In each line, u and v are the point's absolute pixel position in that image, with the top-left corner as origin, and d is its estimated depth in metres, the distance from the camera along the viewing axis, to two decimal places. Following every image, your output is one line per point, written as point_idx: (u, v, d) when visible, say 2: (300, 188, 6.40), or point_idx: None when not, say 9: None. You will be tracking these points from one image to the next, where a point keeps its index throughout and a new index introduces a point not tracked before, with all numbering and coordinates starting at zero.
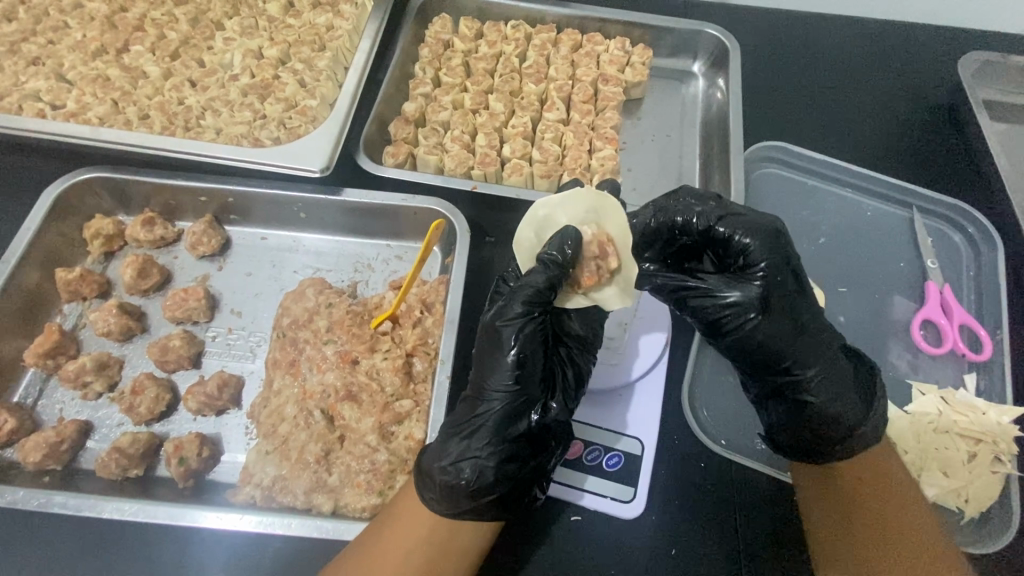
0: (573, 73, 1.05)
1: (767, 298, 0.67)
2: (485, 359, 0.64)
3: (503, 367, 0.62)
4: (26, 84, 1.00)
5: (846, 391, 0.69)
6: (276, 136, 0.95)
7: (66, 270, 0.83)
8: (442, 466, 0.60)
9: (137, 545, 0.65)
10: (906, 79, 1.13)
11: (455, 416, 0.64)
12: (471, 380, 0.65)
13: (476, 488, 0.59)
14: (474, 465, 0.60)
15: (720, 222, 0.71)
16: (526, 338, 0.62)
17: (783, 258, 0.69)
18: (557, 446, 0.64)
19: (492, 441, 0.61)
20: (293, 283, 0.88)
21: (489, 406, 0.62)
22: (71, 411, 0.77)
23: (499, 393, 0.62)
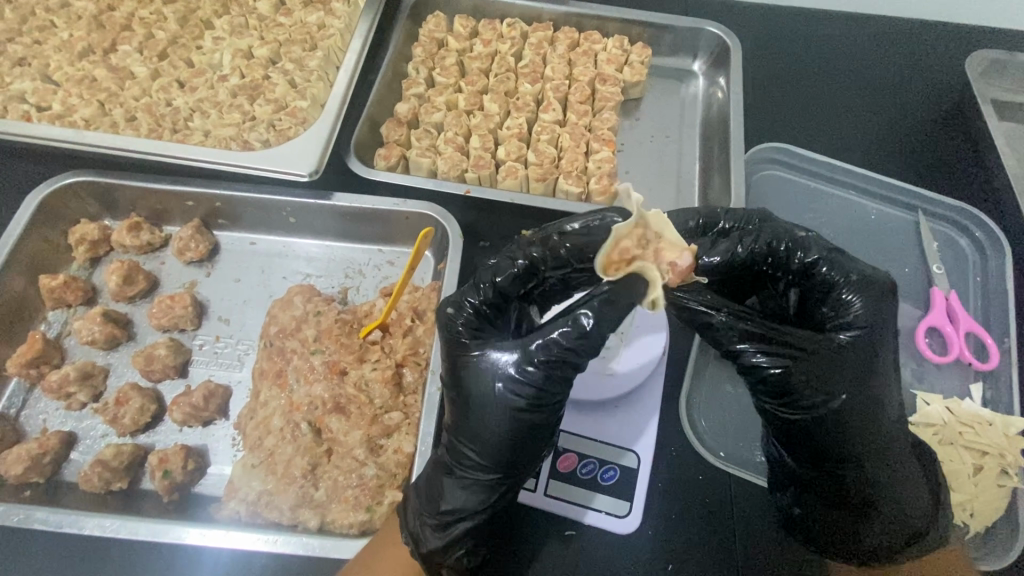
0: (569, 72, 1.02)
1: (850, 356, 0.63)
2: (480, 429, 0.60)
3: (499, 434, 0.59)
4: (11, 85, 0.98)
5: (920, 500, 0.66)
6: (265, 138, 0.93)
7: (50, 277, 0.81)
8: (432, 533, 0.60)
9: (118, 562, 0.63)
10: (914, 79, 1.10)
11: (439, 481, 0.62)
12: (455, 453, 0.62)
13: (445, 558, 0.61)
14: (446, 540, 0.60)
15: (825, 261, 0.66)
16: (521, 426, 0.59)
17: (875, 314, 0.64)
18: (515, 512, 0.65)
19: (485, 512, 0.61)
20: (282, 289, 0.86)
21: (486, 478, 0.61)
22: (55, 422, 0.76)
23: (493, 470, 0.60)
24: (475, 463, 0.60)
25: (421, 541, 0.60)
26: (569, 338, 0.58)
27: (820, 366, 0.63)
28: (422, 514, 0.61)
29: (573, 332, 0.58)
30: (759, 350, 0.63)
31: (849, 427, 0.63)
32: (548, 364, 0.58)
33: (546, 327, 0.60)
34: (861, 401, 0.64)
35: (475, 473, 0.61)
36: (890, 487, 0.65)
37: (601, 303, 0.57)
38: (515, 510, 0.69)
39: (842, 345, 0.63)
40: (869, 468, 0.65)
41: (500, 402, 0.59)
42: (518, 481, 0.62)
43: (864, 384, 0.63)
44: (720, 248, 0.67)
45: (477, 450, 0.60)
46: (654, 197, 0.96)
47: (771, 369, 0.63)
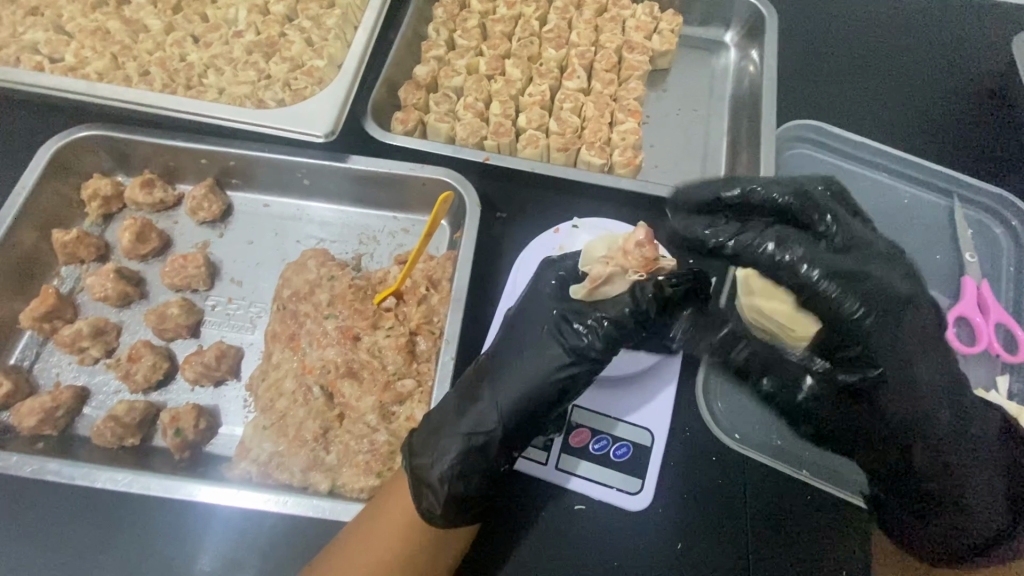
0: (596, 39, 0.98)
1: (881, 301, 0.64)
2: (507, 383, 0.62)
3: (535, 377, 0.61)
4: (24, 36, 0.96)
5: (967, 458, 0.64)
6: (281, 97, 0.90)
7: (63, 232, 0.81)
8: (431, 447, 0.60)
9: (131, 516, 0.64)
10: (957, 58, 1.04)
11: (453, 400, 0.63)
12: (483, 375, 0.63)
13: (436, 480, 0.59)
14: (444, 459, 0.59)
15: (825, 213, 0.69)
16: (556, 382, 0.61)
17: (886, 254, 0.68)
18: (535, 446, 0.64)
19: (492, 439, 0.60)
20: (295, 253, 0.85)
21: (502, 405, 0.60)
22: (68, 376, 0.76)
23: (515, 426, 0.61)
24: (500, 384, 0.62)
25: (419, 455, 0.60)
26: (567, 341, 0.62)
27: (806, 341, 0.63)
28: (431, 429, 0.61)
29: (568, 349, 0.62)
30: (854, 298, 0.63)
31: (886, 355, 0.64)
32: (564, 352, 0.62)
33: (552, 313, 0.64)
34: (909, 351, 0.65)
35: (493, 395, 0.61)
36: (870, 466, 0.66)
37: (593, 330, 0.61)
38: (524, 483, 0.69)
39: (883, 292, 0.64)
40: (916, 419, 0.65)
41: (536, 364, 0.62)
42: (538, 419, 0.62)
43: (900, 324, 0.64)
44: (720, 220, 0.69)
45: (499, 409, 0.60)
46: (678, 171, 0.92)
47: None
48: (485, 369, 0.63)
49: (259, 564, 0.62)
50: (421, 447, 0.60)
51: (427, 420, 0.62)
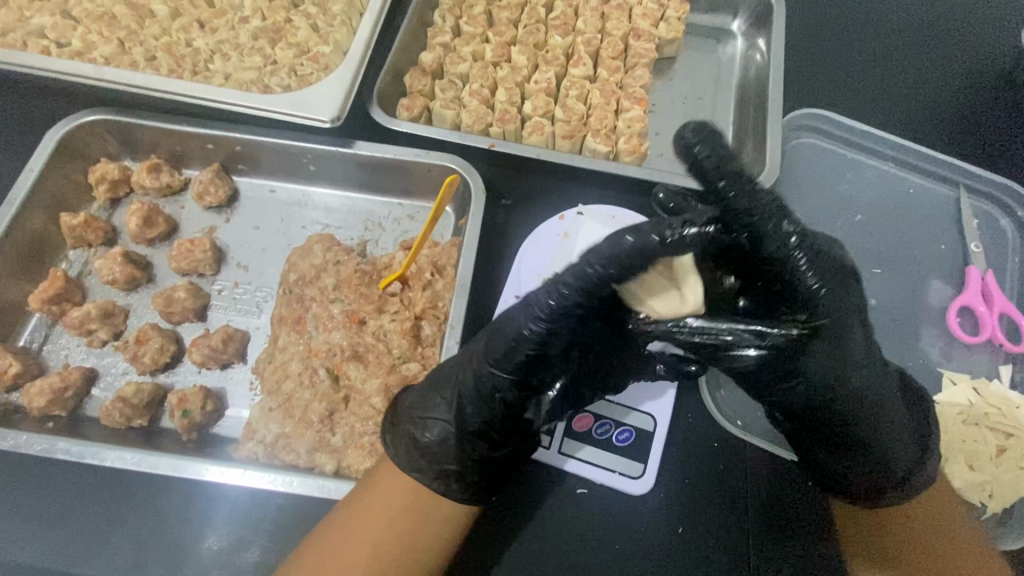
0: (602, 26, 0.98)
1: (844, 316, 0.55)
2: (464, 381, 0.60)
3: (477, 387, 0.59)
4: (31, 20, 0.96)
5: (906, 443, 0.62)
6: (287, 83, 0.90)
7: (71, 215, 0.81)
8: (409, 420, 0.61)
9: (141, 494, 0.65)
10: (966, 48, 1.03)
11: (437, 382, 0.62)
12: (462, 358, 0.62)
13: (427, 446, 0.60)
14: (430, 425, 0.60)
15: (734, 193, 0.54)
16: (492, 398, 0.58)
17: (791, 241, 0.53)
18: (507, 449, 0.60)
19: (461, 425, 0.60)
20: (301, 239, 0.85)
21: (472, 396, 0.59)
22: (77, 357, 0.76)
23: (516, 374, 0.57)
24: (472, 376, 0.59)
25: (399, 424, 0.62)
26: (512, 360, 0.56)
27: (830, 298, 0.54)
28: (415, 399, 0.62)
29: (505, 365, 0.57)
30: (822, 305, 0.54)
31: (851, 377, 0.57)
32: (505, 369, 0.57)
33: (519, 317, 0.56)
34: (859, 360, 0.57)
35: (466, 380, 0.60)
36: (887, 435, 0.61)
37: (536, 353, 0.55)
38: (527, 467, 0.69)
39: (832, 287, 0.54)
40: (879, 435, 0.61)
41: (481, 374, 0.58)
42: (502, 417, 0.59)
43: (858, 341, 0.56)
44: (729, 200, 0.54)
45: (496, 357, 0.57)
46: None
47: (816, 289, 0.53)
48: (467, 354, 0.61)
49: (265, 542, 0.63)
50: (414, 417, 0.61)
51: (420, 385, 0.63)
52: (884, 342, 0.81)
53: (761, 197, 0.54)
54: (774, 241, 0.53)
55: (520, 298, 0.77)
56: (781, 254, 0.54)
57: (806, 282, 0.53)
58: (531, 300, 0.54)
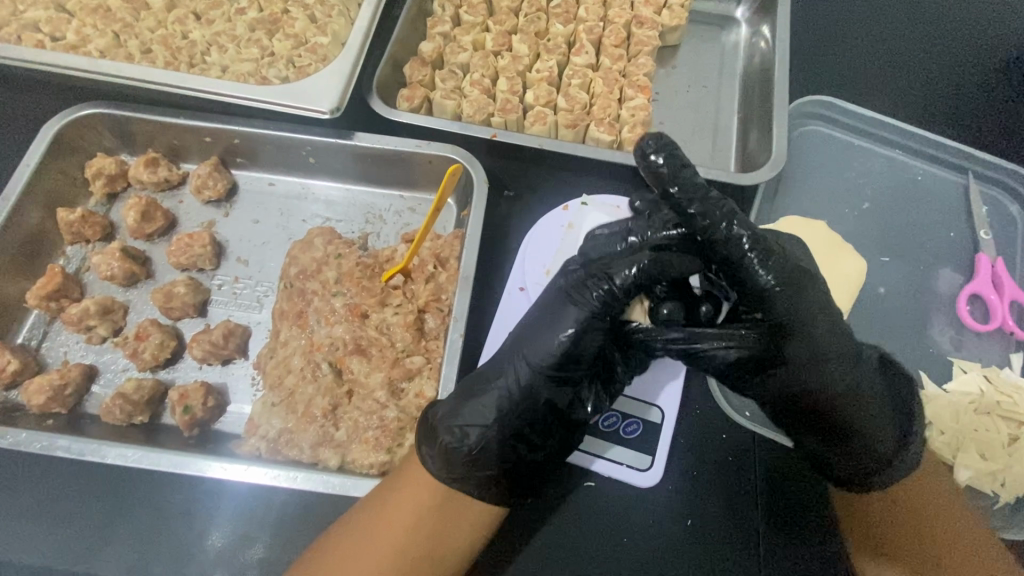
0: (604, 14, 0.96)
1: (807, 308, 0.56)
2: (495, 388, 0.59)
3: (519, 387, 0.58)
4: (24, 13, 0.94)
5: (888, 424, 0.62)
6: (284, 75, 0.89)
7: (68, 211, 0.80)
8: (444, 434, 0.58)
9: (144, 492, 0.64)
10: (973, 33, 1.02)
11: (464, 394, 0.60)
12: (493, 362, 0.61)
13: (473, 456, 0.57)
14: (478, 434, 0.57)
15: (691, 202, 0.55)
16: (540, 400, 0.58)
17: (765, 251, 0.55)
18: (551, 449, 0.60)
19: (499, 432, 0.58)
20: (301, 232, 0.84)
21: (511, 401, 0.58)
22: (76, 354, 0.76)
23: (559, 373, 0.58)
24: (509, 379, 0.59)
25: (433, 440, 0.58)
26: (559, 356, 0.57)
27: (799, 287, 0.56)
28: (444, 412, 0.59)
29: (548, 364, 0.58)
30: (788, 297, 0.55)
31: (825, 367, 0.58)
32: (556, 366, 0.58)
33: (559, 318, 0.58)
34: (828, 349, 0.58)
35: (501, 385, 0.59)
36: (862, 425, 0.61)
37: (580, 343, 0.57)
38: None
39: (790, 276, 0.56)
40: (863, 425, 0.61)
41: (520, 375, 0.59)
42: (551, 418, 0.59)
43: (825, 329, 0.58)
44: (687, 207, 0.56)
45: (546, 358, 0.58)
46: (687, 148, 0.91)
47: (773, 287, 0.55)
48: (498, 360, 0.61)
49: (270, 539, 0.62)
50: (447, 424, 0.58)
51: (450, 396, 0.61)
52: (893, 332, 0.80)
53: (716, 201, 0.56)
54: (730, 247, 0.54)
55: (524, 290, 0.76)
56: (744, 258, 0.55)
57: (761, 281, 0.55)
58: (575, 290, 0.58)
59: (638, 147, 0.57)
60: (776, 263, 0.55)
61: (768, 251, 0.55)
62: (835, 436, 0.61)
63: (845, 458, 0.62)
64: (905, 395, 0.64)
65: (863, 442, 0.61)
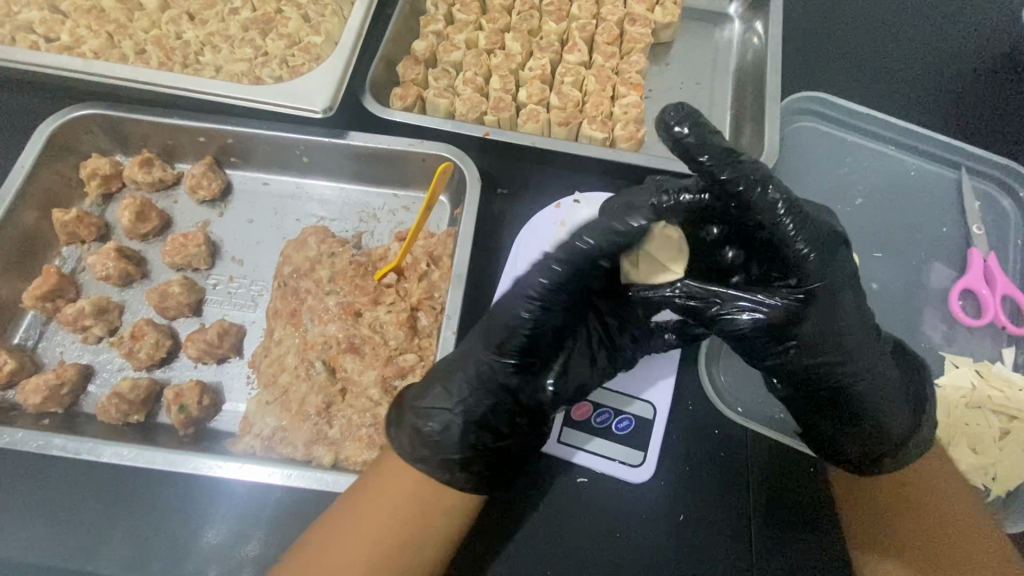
0: (597, 11, 0.96)
1: (835, 282, 0.55)
2: (456, 381, 0.60)
3: (468, 381, 0.59)
4: (18, 15, 0.94)
5: (903, 403, 0.62)
6: (278, 75, 0.89)
7: (63, 211, 0.80)
8: (410, 418, 0.59)
9: (139, 490, 0.65)
10: (967, 28, 1.02)
11: (437, 378, 0.60)
12: (464, 342, 0.61)
13: (439, 441, 0.58)
14: (443, 418, 0.59)
15: (725, 167, 0.53)
16: (493, 393, 0.59)
17: (802, 218, 0.53)
18: (515, 438, 0.60)
19: (461, 423, 0.59)
20: (295, 231, 0.85)
21: (470, 392, 0.59)
22: (72, 354, 0.76)
23: (518, 360, 0.59)
24: (475, 370, 0.59)
25: (415, 428, 0.59)
26: (507, 345, 0.58)
27: (832, 259, 0.55)
28: (415, 395, 0.61)
29: (502, 350, 0.58)
30: (818, 271, 0.54)
31: (846, 342, 0.57)
32: (506, 355, 0.58)
33: (505, 305, 0.57)
34: (850, 327, 0.57)
35: (471, 372, 0.59)
36: (880, 402, 0.60)
37: (529, 333, 0.57)
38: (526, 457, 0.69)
39: (824, 245, 0.54)
40: (879, 402, 0.60)
41: (478, 365, 0.59)
42: (507, 409, 0.60)
43: (849, 302, 0.57)
44: (721, 172, 0.53)
45: (499, 345, 0.58)
46: None
47: (808, 256, 0.53)
48: (465, 345, 0.61)
49: (265, 535, 0.63)
50: (417, 407, 0.60)
51: (424, 377, 0.62)
52: (884, 327, 0.80)
53: (754, 168, 0.53)
54: (763, 209, 0.53)
55: None
56: (780, 221, 0.53)
57: (797, 249, 0.53)
58: (520, 283, 0.56)
59: (660, 118, 0.53)
60: (811, 232, 0.53)
61: (805, 219, 0.53)
62: (858, 408, 0.60)
63: (860, 434, 0.62)
64: (914, 375, 0.65)
65: (876, 420, 0.61)
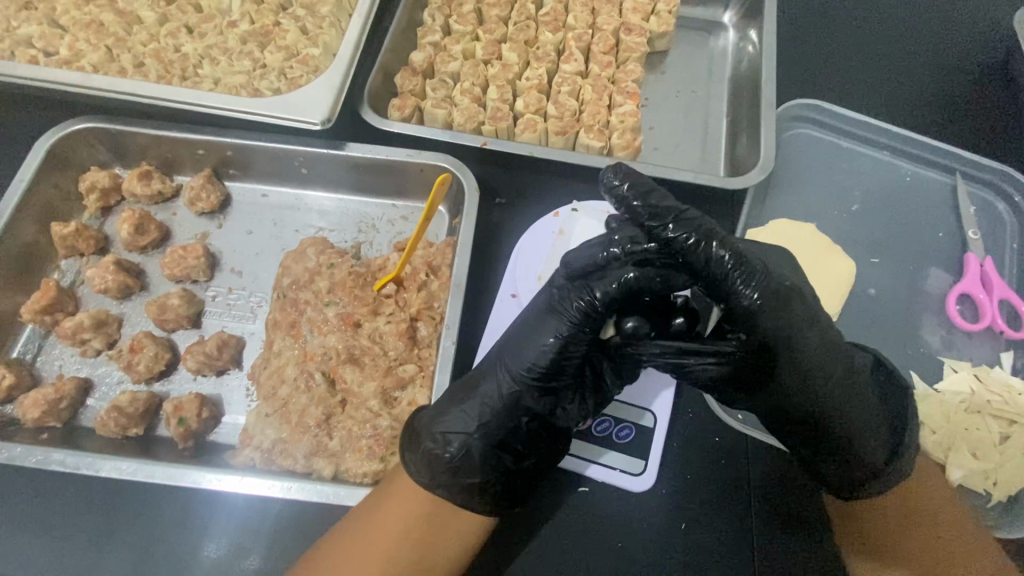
0: (593, 22, 0.97)
1: (794, 322, 0.55)
2: (466, 412, 0.60)
3: (487, 410, 0.60)
4: (17, 30, 0.95)
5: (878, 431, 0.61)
6: (276, 87, 0.90)
7: (62, 225, 0.80)
8: (425, 448, 0.59)
9: (137, 504, 0.64)
10: (959, 34, 1.03)
11: (451, 405, 0.61)
12: (483, 366, 0.62)
13: (457, 465, 0.58)
14: (462, 441, 0.58)
15: (664, 220, 0.53)
16: (513, 421, 0.60)
17: (744, 267, 0.52)
18: (535, 463, 0.61)
19: (475, 453, 0.58)
20: (295, 242, 0.85)
21: (491, 419, 0.60)
22: (71, 368, 0.76)
23: (542, 384, 0.59)
24: (492, 399, 0.60)
25: (434, 459, 0.58)
26: (535, 370, 0.59)
27: (782, 299, 0.54)
28: (427, 421, 0.60)
29: (524, 373, 0.59)
30: (769, 315, 0.53)
31: (810, 381, 0.57)
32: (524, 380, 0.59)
33: (523, 340, 0.60)
34: (812, 364, 0.56)
35: (486, 400, 0.60)
36: (857, 437, 0.60)
37: (550, 357, 0.58)
38: None
39: (772, 291, 0.53)
40: (851, 440, 0.60)
41: (498, 390, 0.60)
42: (521, 438, 0.60)
43: (813, 339, 0.56)
44: (667, 227, 0.53)
45: (524, 366, 0.59)
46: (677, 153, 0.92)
47: (758, 303, 0.52)
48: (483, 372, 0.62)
49: (265, 550, 0.62)
50: (428, 433, 0.59)
51: (435, 403, 0.62)
52: (883, 333, 0.81)
53: (692, 219, 0.53)
54: (713, 266, 0.52)
55: (516, 296, 0.76)
56: (728, 274, 0.52)
57: (743, 298, 0.52)
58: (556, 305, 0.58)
59: (603, 176, 0.57)
60: (762, 275, 0.53)
61: (750, 267, 0.52)
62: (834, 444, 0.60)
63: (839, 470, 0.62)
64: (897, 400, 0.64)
65: (853, 457, 0.61)
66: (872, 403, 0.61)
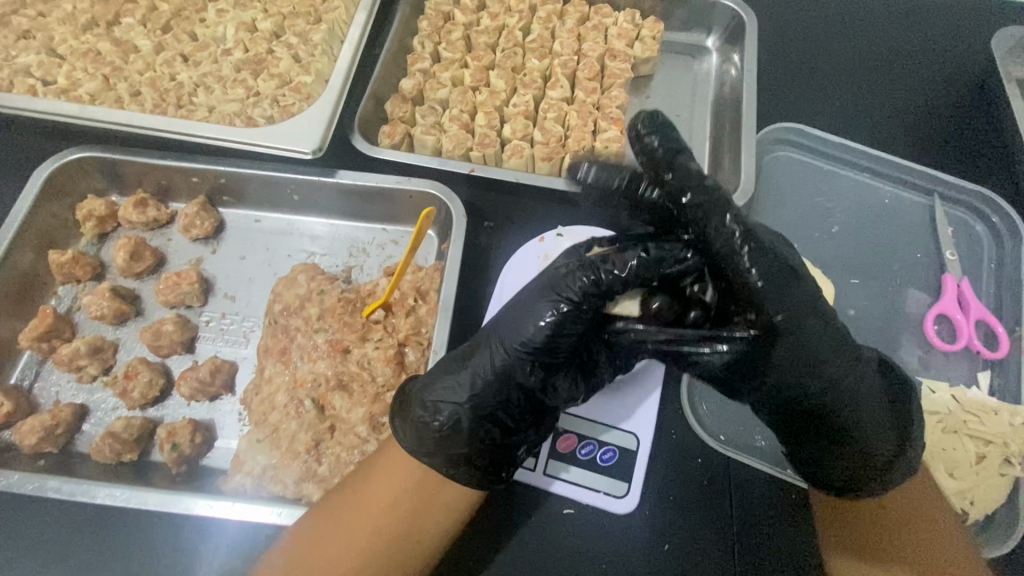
0: (578, 48, 1.00)
1: (794, 313, 0.56)
2: (462, 381, 0.60)
3: (483, 379, 0.60)
4: (16, 59, 0.97)
5: (879, 425, 0.62)
6: (269, 113, 0.92)
7: (60, 252, 0.82)
8: (418, 418, 0.60)
9: (130, 529, 0.66)
10: (936, 56, 1.06)
11: (445, 376, 0.61)
12: (476, 336, 0.63)
13: (449, 433, 0.59)
14: (453, 410, 0.59)
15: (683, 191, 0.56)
16: (507, 394, 0.60)
17: (760, 249, 0.54)
18: (520, 443, 0.61)
19: (468, 425, 0.59)
20: (287, 267, 0.87)
21: (487, 394, 0.60)
22: (67, 393, 0.78)
23: (536, 359, 0.59)
24: (488, 371, 0.60)
25: (426, 428, 0.59)
26: (531, 344, 0.58)
27: (787, 287, 0.55)
28: (423, 391, 0.61)
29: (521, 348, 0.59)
30: (774, 299, 0.54)
31: (811, 367, 0.57)
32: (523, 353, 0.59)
33: (523, 315, 0.59)
34: (815, 351, 0.57)
35: (482, 372, 0.60)
36: (857, 425, 0.61)
37: (551, 331, 0.58)
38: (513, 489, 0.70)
39: (778, 275, 0.54)
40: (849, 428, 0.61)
41: (490, 363, 0.60)
42: (513, 411, 0.61)
43: (816, 328, 0.57)
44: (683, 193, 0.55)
45: (520, 341, 0.59)
46: None
47: (761, 286, 0.54)
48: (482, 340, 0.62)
49: None
50: (422, 401, 0.60)
51: (431, 371, 0.63)
52: None
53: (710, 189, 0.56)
54: (721, 241, 0.54)
55: None
56: (736, 253, 0.54)
57: (749, 281, 0.54)
58: (556, 279, 0.58)
59: (632, 128, 0.58)
60: (765, 259, 0.54)
61: (759, 249, 0.54)
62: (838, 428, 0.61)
63: (836, 457, 0.63)
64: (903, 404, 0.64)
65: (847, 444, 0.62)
66: (876, 400, 0.62)
